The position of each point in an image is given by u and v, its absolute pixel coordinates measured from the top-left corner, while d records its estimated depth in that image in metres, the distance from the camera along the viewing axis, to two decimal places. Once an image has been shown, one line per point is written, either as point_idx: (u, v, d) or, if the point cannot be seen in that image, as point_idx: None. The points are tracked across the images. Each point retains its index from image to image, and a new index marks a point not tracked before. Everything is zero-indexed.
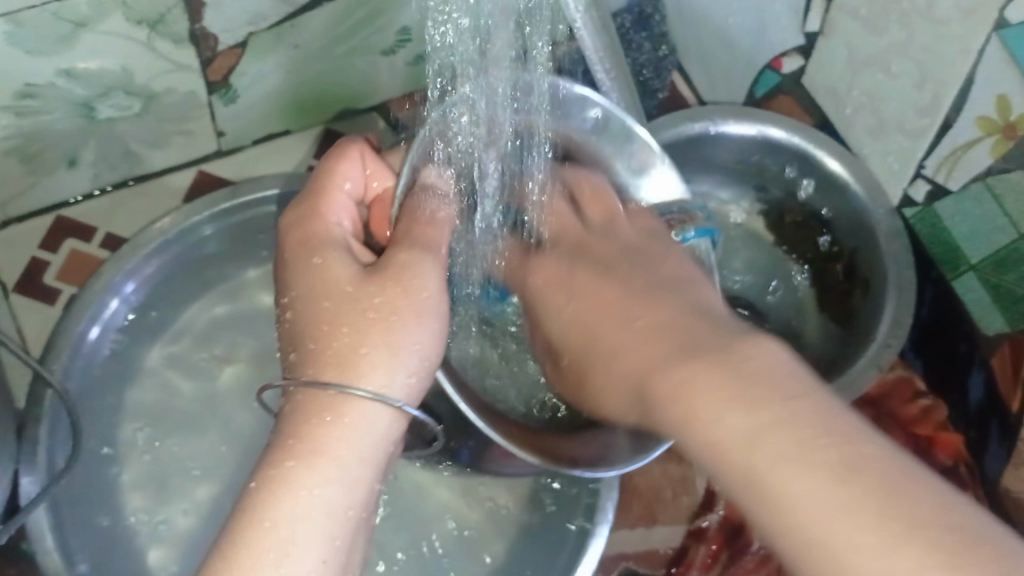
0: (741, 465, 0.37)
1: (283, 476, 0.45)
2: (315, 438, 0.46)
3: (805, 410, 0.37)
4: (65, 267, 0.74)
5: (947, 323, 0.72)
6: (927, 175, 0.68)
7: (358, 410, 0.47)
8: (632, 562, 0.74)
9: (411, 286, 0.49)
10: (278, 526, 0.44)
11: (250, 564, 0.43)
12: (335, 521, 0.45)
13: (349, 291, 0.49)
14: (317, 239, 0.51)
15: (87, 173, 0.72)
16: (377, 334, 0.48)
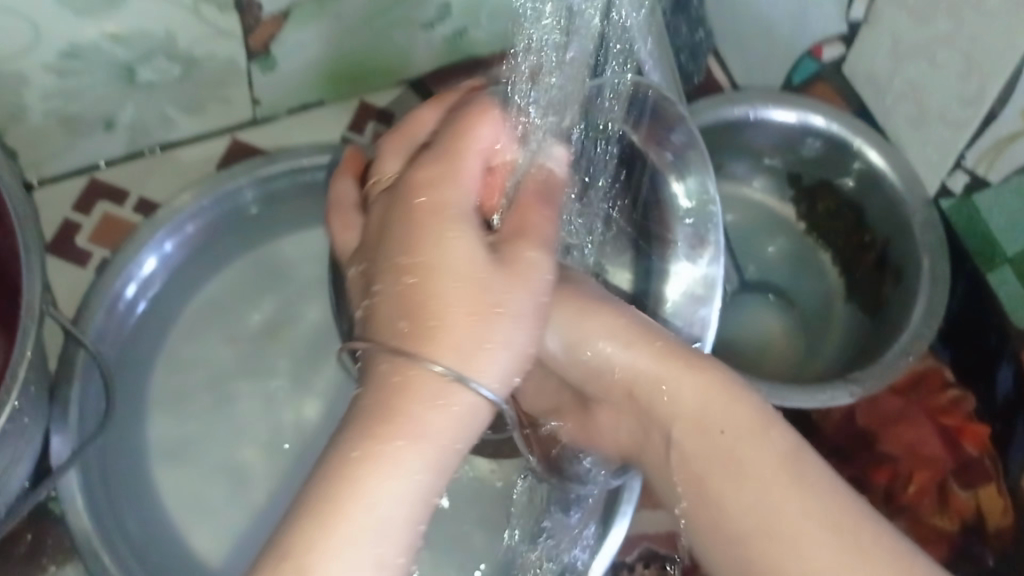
0: (740, 534, 0.44)
1: (384, 452, 0.40)
2: (422, 419, 0.41)
3: (786, 480, 0.43)
4: (97, 229, 0.73)
5: (979, 315, 0.72)
6: (967, 166, 0.69)
7: (464, 397, 0.41)
8: (653, 544, 0.74)
9: (533, 278, 0.44)
10: (375, 505, 0.39)
11: (317, 552, 0.38)
12: (417, 512, 0.40)
13: (481, 276, 0.42)
14: (443, 203, 0.43)
15: (123, 137, 0.71)
16: (498, 327, 0.42)
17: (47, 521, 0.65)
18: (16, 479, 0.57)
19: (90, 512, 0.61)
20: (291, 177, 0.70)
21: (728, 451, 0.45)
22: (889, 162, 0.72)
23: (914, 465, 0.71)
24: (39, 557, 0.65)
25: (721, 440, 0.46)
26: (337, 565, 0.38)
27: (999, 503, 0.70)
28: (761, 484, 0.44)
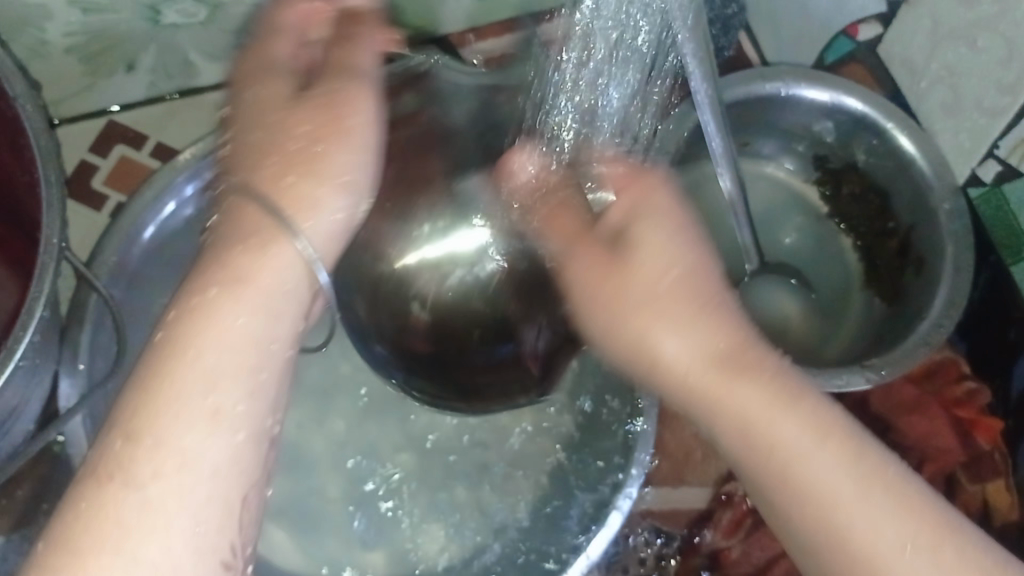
0: (778, 471, 0.42)
1: (202, 299, 0.42)
2: (237, 264, 0.43)
3: (842, 444, 0.42)
4: (114, 172, 0.73)
5: (1001, 308, 0.71)
6: (1000, 155, 0.67)
7: (287, 255, 0.44)
8: (656, 521, 0.73)
9: (343, 119, 0.46)
10: (200, 357, 0.41)
11: (169, 400, 0.40)
12: (256, 348, 0.42)
13: (280, 111, 0.46)
14: (261, 66, 0.47)
15: (144, 79, 0.70)
16: (301, 164, 0.45)
17: (52, 462, 0.65)
18: (23, 418, 0.57)
19: (95, 454, 0.60)
20: None
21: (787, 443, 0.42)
22: (919, 148, 0.71)
23: (926, 456, 0.70)
24: (42, 497, 0.65)
25: (773, 394, 0.42)
26: (177, 408, 0.40)
27: (1006, 498, 0.70)
28: (853, 482, 0.41)
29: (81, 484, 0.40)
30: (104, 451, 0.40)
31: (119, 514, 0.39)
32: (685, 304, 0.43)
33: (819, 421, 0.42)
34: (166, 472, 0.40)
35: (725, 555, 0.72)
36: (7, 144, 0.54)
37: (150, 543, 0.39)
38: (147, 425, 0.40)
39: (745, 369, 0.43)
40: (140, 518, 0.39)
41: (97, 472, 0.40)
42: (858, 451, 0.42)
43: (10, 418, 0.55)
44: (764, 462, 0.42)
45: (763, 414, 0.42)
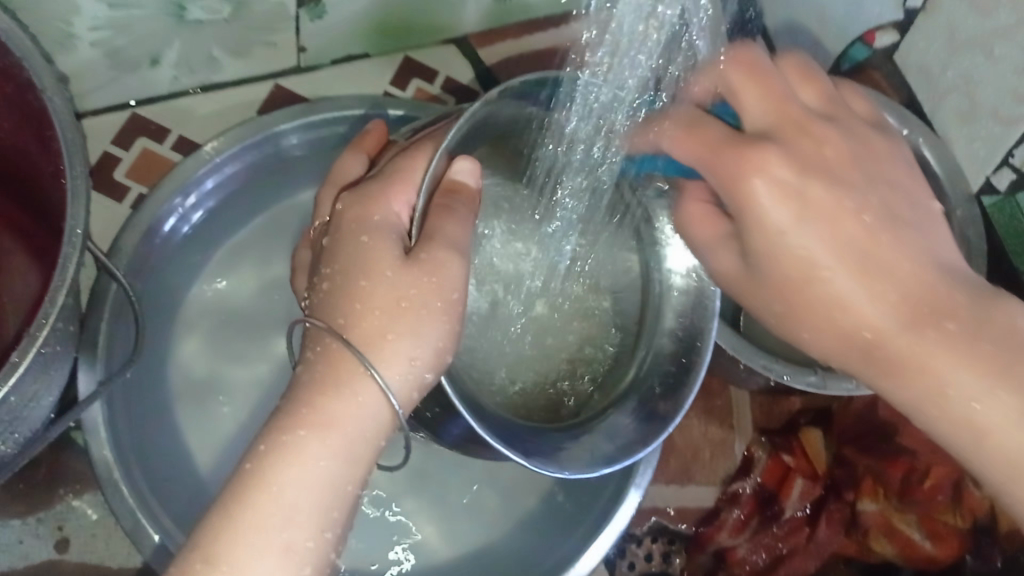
0: (934, 394, 0.45)
1: (292, 443, 0.44)
2: (326, 409, 0.45)
3: (961, 348, 0.45)
4: (136, 165, 0.73)
5: None
6: (1014, 164, 0.67)
7: (369, 390, 0.46)
8: (662, 517, 0.75)
9: (443, 282, 0.49)
10: (282, 494, 0.43)
11: (239, 538, 0.42)
12: (335, 492, 0.45)
13: (388, 275, 0.48)
14: (371, 220, 0.50)
15: (167, 75, 0.71)
16: (405, 322, 0.47)
17: (67, 448, 0.66)
18: (41, 406, 0.58)
19: (113, 443, 0.61)
20: (331, 126, 0.70)
21: (869, 288, 0.46)
22: (932, 155, 0.71)
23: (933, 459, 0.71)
24: (57, 482, 0.66)
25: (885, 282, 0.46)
26: (255, 542, 0.42)
27: None
28: (967, 369, 0.45)
29: (216, 516, 0.43)
30: (185, 574, 0.41)
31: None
32: (890, 283, 0.46)
33: (930, 300, 0.45)
34: None
35: (732, 553, 0.74)
36: (33, 136, 0.55)
37: (267, 547, 0.42)
38: (226, 551, 0.42)
39: (946, 334, 0.45)
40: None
41: (228, 491, 0.44)
42: (965, 344, 0.45)
43: (30, 405, 0.56)
44: (913, 360, 0.46)
45: (916, 365, 0.46)
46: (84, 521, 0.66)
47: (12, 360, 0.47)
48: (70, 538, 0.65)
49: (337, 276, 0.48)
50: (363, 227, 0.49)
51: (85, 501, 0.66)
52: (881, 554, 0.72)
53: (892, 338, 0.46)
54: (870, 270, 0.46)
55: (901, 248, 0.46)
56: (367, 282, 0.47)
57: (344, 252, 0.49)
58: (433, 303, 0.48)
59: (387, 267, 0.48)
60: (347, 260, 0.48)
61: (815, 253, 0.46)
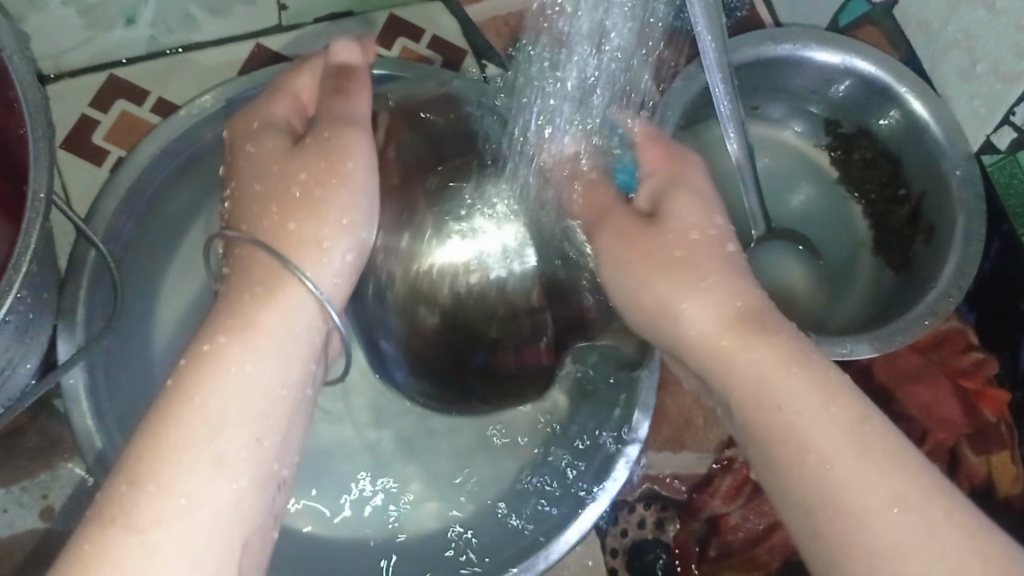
0: (760, 403, 0.42)
1: (214, 352, 0.42)
2: (250, 314, 0.43)
3: (850, 407, 0.41)
4: (115, 128, 0.71)
5: (1013, 276, 0.69)
6: (1015, 122, 0.65)
7: (303, 297, 0.45)
8: (653, 484, 0.75)
9: (340, 164, 0.47)
10: (212, 403, 0.40)
11: (169, 453, 0.39)
12: (269, 398, 0.42)
13: (282, 156, 0.48)
14: (257, 127, 0.51)
15: (144, 34, 0.70)
16: (331, 206, 0.47)
17: (49, 414, 0.66)
18: (19, 373, 0.56)
19: (94, 410, 0.60)
20: None
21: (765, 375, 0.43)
22: (932, 113, 0.69)
23: (929, 426, 0.69)
24: (41, 449, 0.65)
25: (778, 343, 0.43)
26: (182, 454, 0.39)
27: (1010, 471, 0.69)
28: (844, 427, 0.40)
29: (142, 435, 0.40)
30: (110, 493, 0.38)
31: (121, 548, 0.37)
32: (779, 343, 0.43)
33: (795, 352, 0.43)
34: (167, 516, 0.38)
35: (725, 520, 0.73)
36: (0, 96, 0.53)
37: (191, 462, 0.39)
38: (153, 467, 0.39)
39: (799, 359, 0.43)
40: (142, 563, 0.37)
41: (153, 416, 0.41)
42: (871, 415, 0.41)
43: (6, 372, 0.54)
44: (765, 410, 0.42)
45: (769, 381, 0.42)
46: (68, 488, 0.65)
47: None
48: (55, 506, 0.65)
49: (262, 192, 0.47)
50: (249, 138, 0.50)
51: (70, 469, 0.65)
52: None
53: (756, 362, 0.43)
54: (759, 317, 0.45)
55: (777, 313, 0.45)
56: (265, 183, 0.47)
57: (242, 167, 0.49)
58: (344, 198, 0.47)
59: (277, 157, 0.48)
60: (243, 172, 0.49)
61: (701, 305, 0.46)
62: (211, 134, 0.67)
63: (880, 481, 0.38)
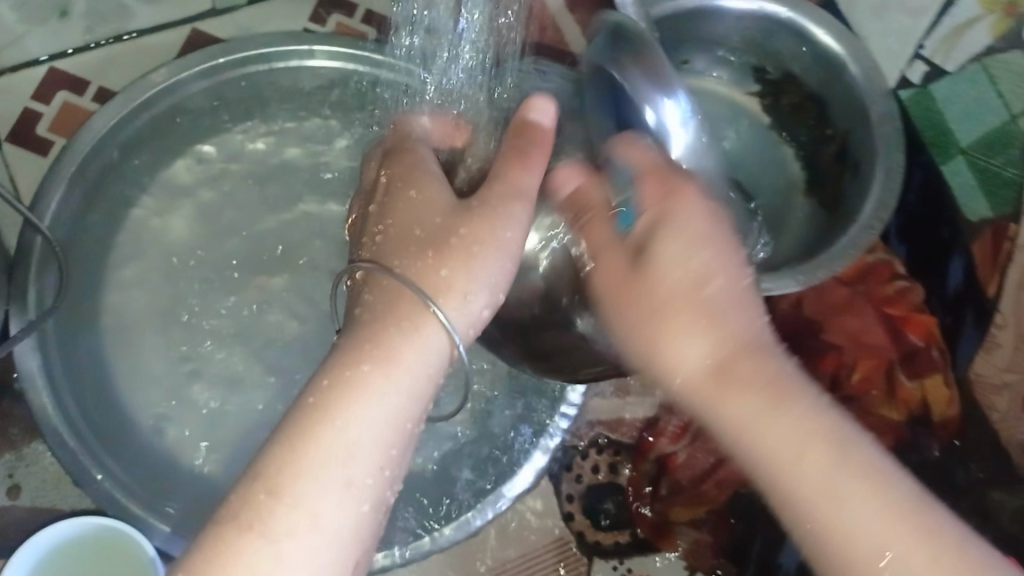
0: (755, 455, 0.42)
1: (359, 379, 0.43)
2: (392, 345, 0.45)
3: (857, 458, 0.41)
4: (58, 118, 0.72)
5: (935, 206, 0.72)
6: (925, 56, 0.67)
7: (433, 330, 0.46)
8: (604, 430, 0.78)
9: (496, 226, 0.48)
10: (347, 429, 0.42)
11: (291, 469, 0.41)
12: (394, 430, 0.44)
13: (440, 219, 0.48)
14: (412, 172, 0.50)
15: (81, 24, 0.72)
16: (456, 258, 0.47)
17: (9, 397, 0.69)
18: None
19: (49, 387, 0.63)
20: (238, 69, 0.71)
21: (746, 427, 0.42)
22: (846, 52, 0.71)
23: (858, 353, 0.72)
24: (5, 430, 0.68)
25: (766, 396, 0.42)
26: (320, 476, 0.41)
27: (943, 394, 0.72)
28: (825, 447, 0.41)
29: (275, 449, 0.42)
30: (247, 504, 0.40)
31: (257, 557, 0.39)
32: (758, 366, 0.43)
33: (772, 380, 0.42)
34: (299, 532, 0.40)
35: (673, 460, 0.76)
36: None
37: (311, 487, 0.41)
38: (288, 480, 0.41)
39: (770, 394, 0.42)
40: (269, 565, 0.39)
41: (286, 427, 0.42)
42: (878, 465, 0.41)
43: None
44: (771, 467, 0.41)
45: (773, 396, 0.42)
46: (33, 465, 0.68)
47: None
48: (21, 484, 0.68)
49: (393, 227, 0.49)
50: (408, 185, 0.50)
51: (34, 447, 0.68)
52: None
53: (733, 402, 0.42)
54: (740, 339, 0.43)
55: (738, 299, 0.44)
56: (394, 215, 0.49)
57: (397, 205, 0.49)
58: (484, 239, 0.48)
59: (416, 203, 0.49)
60: (400, 215, 0.49)
61: (715, 276, 0.44)
62: (145, 117, 0.69)
63: (896, 539, 0.39)
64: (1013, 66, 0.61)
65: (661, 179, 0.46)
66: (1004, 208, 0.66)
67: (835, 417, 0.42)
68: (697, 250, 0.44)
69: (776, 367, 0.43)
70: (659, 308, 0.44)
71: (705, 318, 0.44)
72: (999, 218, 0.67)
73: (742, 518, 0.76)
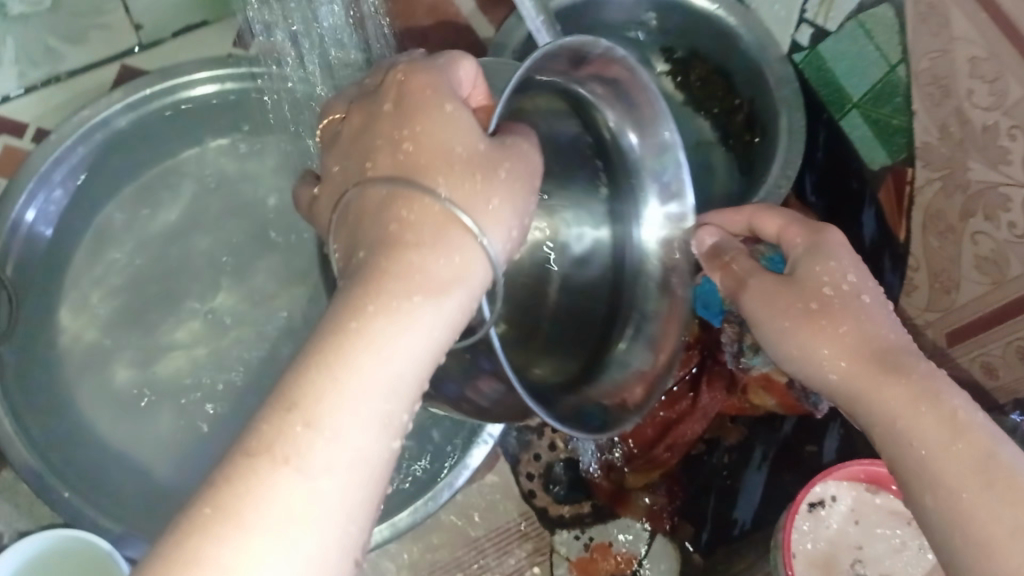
0: (914, 459, 0.41)
1: (405, 307, 0.37)
2: (431, 259, 0.39)
3: (969, 434, 0.40)
4: (0, 161, 0.77)
5: (841, 158, 0.75)
6: (809, 19, 0.71)
7: (479, 256, 0.40)
8: None
9: (522, 160, 0.43)
10: (389, 356, 0.37)
11: (330, 393, 0.35)
12: (427, 359, 0.38)
13: (478, 151, 0.41)
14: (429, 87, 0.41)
15: (13, 71, 0.75)
16: (495, 184, 0.41)
17: None
18: None
19: (13, 415, 0.66)
20: (165, 99, 0.74)
21: (907, 418, 0.42)
22: (741, 25, 0.74)
23: None
24: None
25: (915, 386, 0.42)
26: (354, 408, 0.35)
27: None
28: (955, 433, 0.40)
29: (300, 371, 0.36)
30: (273, 438, 0.34)
31: (290, 492, 0.34)
32: (902, 375, 0.43)
33: (922, 399, 0.42)
34: (337, 467, 0.35)
35: (624, 427, 0.79)
36: None
37: (350, 418, 0.35)
38: (322, 409, 0.35)
39: (911, 383, 0.43)
40: (305, 510, 0.34)
41: (310, 346, 0.36)
42: (992, 439, 0.40)
43: None
44: (922, 473, 0.40)
45: (910, 409, 0.42)
46: (7, 493, 0.71)
47: None
48: None
49: (415, 140, 0.40)
50: (444, 95, 0.41)
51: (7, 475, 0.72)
52: (764, 405, 0.78)
53: (883, 410, 0.43)
54: (913, 372, 0.43)
55: (874, 327, 0.45)
56: (417, 126, 0.40)
57: (416, 116, 0.41)
58: (520, 183, 0.42)
59: (434, 119, 0.41)
60: (424, 123, 0.40)
61: (869, 332, 0.45)
62: (78, 157, 0.72)
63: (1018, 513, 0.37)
64: (884, 19, 0.65)
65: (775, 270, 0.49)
66: (899, 154, 0.69)
67: (974, 417, 0.41)
68: (831, 323, 0.46)
69: (929, 381, 0.42)
70: (867, 369, 0.44)
71: (866, 332, 0.45)
72: (897, 164, 0.70)
73: (694, 478, 0.80)
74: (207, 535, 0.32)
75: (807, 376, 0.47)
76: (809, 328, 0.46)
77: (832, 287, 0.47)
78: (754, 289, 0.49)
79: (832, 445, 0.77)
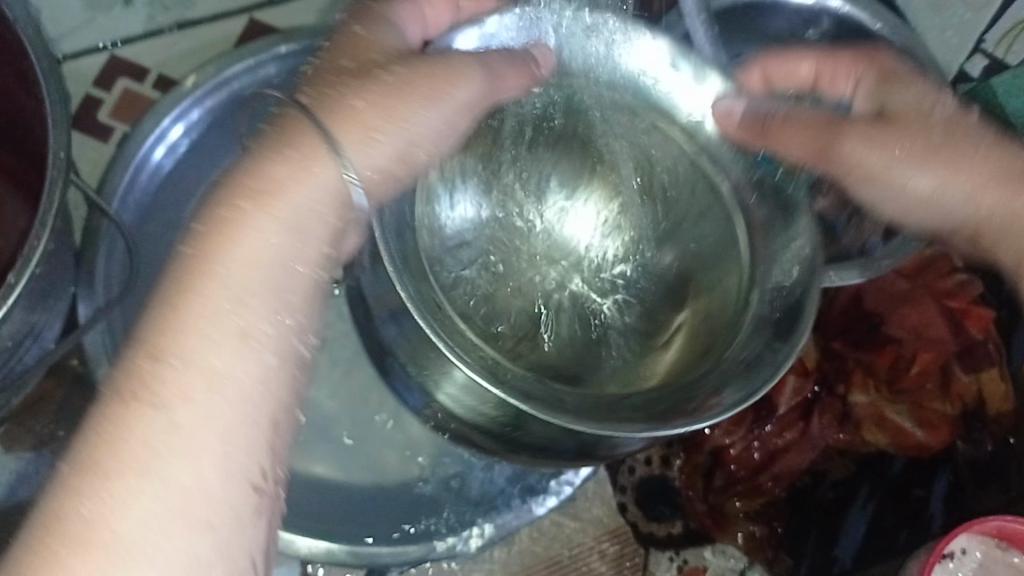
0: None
1: (234, 215, 0.40)
2: (285, 189, 0.41)
3: None
4: (119, 105, 0.73)
5: None
6: (987, 49, 0.71)
7: (331, 169, 0.43)
8: None
9: (448, 73, 0.48)
10: (229, 276, 0.39)
11: (199, 319, 0.38)
12: (285, 271, 0.40)
13: (377, 69, 0.47)
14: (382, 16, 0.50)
15: (142, 13, 0.74)
16: (376, 95, 0.46)
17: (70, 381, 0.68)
18: (45, 334, 0.59)
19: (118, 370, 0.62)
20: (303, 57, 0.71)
21: None
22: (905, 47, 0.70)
23: (918, 346, 0.73)
24: (63, 417, 0.68)
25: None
26: (203, 327, 0.38)
27: (999, 389, 0.73)
28: None
29: (153, 317, 0.38)
30: (129, 368, 0.37)
31: (145, 426, 0.35)
32: (966, 172, 0.55)
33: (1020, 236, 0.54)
34: (194, 391, 0.36)
35: (728, 451, 0.75)
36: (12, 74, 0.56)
37: (212, 340, 0.37)
38: (174, 340, 0.37)
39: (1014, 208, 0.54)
40: (167, 439, 0.35)
41: (171, 276, 0.39)
42: None
43: (34, 334, 0.57)
44: None
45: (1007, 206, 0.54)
46: None
47: (8, 281, 0.47)
48: None
49: (331, 57, 0.48)
50: (360, 20, 0.50)
51: None
52: (875, 443, 0.74)
53: (987, 240, 0.55)
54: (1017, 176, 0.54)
55: (973, 147, 0.55)
56: (356, 63, 0.47)
57: (345, 51, 0.48)
58: (417, 83, 0.47)
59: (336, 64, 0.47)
60: (342, 52, 0.48)
61: (921, 174, 0.55)
62: (214, 100, 0.69)
63: None
64: None
65: (887, 129, 0.56)
66: None
67: None
68: (941, 156, 0.55)
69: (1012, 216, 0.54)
70: (958, 206, 0.55)
71: (969, 156, 0.55)
72: None
73: (798, 510, 0.77)
74: (83, 471, 0.34)
75: (929, 212, 0.57)
76: (938, 164, 0.55)
77: (889, 129, 0.56)
78: (863, 131, 0.56)
79: (941, 508, 0.74)
